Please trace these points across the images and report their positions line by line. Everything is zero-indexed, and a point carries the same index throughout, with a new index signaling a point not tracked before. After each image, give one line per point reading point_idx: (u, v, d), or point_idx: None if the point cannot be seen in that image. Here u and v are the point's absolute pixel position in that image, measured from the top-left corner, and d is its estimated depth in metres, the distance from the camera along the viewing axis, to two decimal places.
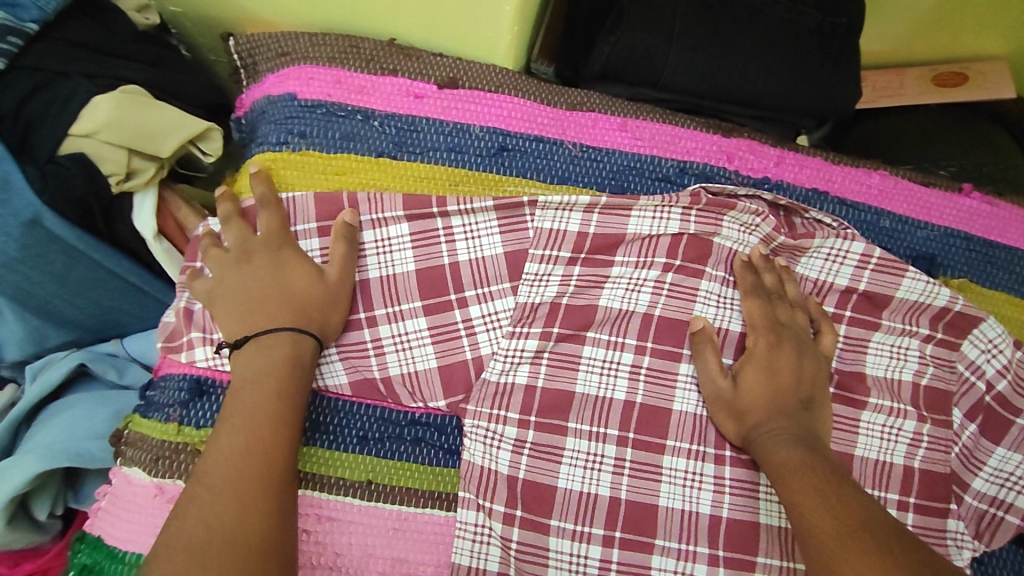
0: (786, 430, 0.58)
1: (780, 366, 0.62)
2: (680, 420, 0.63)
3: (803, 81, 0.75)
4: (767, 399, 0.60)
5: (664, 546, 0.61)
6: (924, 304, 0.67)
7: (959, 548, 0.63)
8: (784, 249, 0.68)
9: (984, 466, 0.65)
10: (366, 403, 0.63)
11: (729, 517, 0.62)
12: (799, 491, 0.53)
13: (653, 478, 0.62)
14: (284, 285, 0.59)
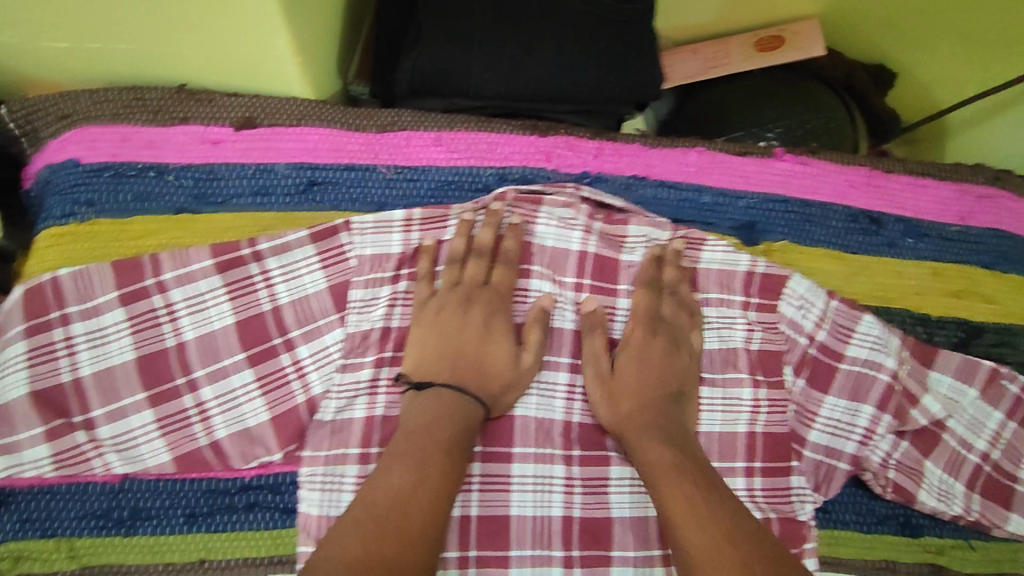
0: (656, 426, 0.61)
1: (654, 359, 0.65)
2: (523, 425, 0.65)
3: (609, 70, 0.75)
4: (641, 396, 0.63)
5: (518, 556, 0.62)
6: (731, 270, 0.71)
7: (802, 502, 0.66)
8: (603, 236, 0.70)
9: (817, 418, 0.69)
10: (193, 477, 0.60)
11: (581, 515, 0.64)
12: (670, 494, 0.56)
13: (501, 490, 0.63)
14: (483, 351, 0.62)
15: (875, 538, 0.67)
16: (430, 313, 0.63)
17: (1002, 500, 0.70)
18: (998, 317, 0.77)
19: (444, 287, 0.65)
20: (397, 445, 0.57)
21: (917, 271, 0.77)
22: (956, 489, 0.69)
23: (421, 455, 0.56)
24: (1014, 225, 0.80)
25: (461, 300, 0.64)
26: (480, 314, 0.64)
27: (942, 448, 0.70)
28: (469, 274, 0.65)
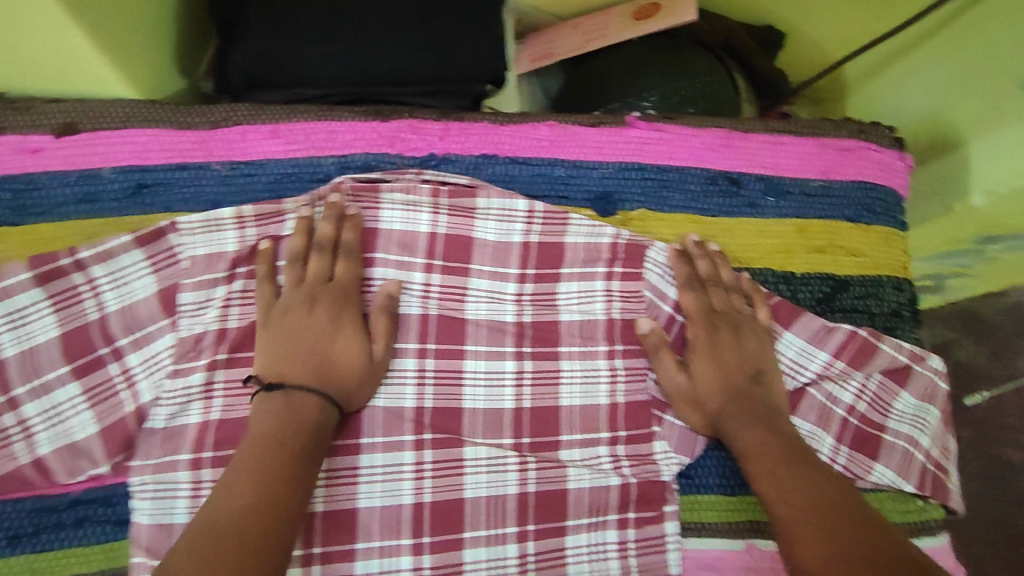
0: (748, 411, 0.64)
1: (301, 325, 0.60)
2: (371, 416, 0.63)
3: (446, 49, 0.74)
4: (733, 382, 0.66)
5: (366, 549, 0.62)
6: (595, 243, 0.70)
7: (667, 465, 0.66)
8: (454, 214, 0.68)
9: None
10: (13, 498, 0.60)
11: (430, 500, 0.63)
12: (772, 474, 0.60)
13: (348, 482, 0.62)
14: (330, 350, 0.61)
15: (741, 499, 0.67)
16: (274, 318, 0.61)
17: (868, 451, 0.70)
18: (863, 270, 0.76)
19: (289, 286, 0.62)
20: (244, 454, 0.55)
21: (780, 228, 0.76)
22: (825, 440, 0.69)
23: (268, 461, 0.54)
24: (876, 176, 0.79)
25: (305, 300, 0.61)
26: (326, 311, 0.61)
27: (810, 403, 0.70)
28: (313, 271, 0.63)
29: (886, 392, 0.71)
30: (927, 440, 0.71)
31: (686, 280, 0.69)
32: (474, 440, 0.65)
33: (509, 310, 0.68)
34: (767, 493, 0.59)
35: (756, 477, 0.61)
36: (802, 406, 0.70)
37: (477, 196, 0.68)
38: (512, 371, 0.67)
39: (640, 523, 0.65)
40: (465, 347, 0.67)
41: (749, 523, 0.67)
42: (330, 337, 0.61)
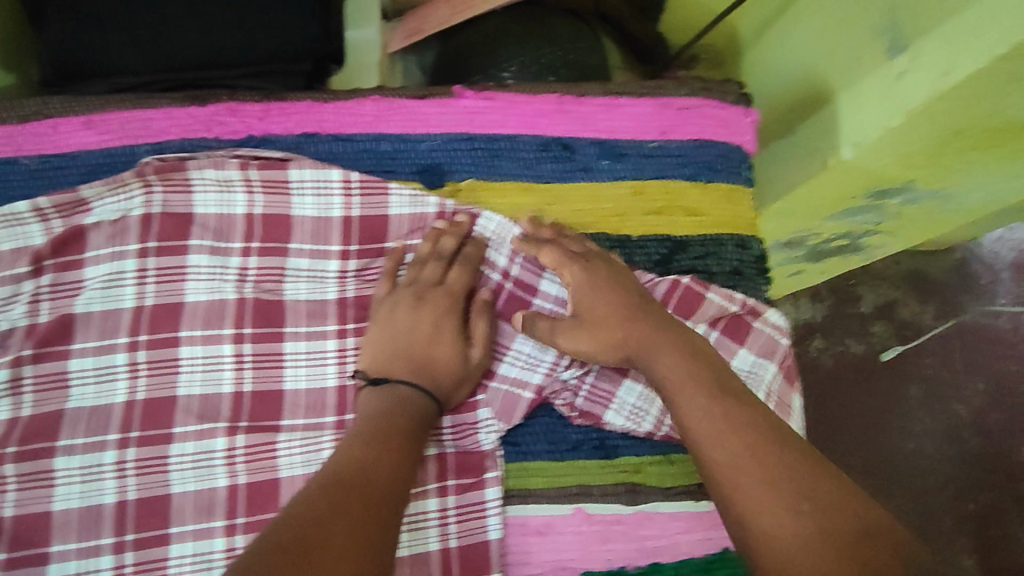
0: (654, 332, 0.61)
1: (409, 322, 0.65)
2: (185, 403, 0.65)
3: (255, 29, 0.74)
4: (628, 329, 0.62)
5: (179, 532, 0.63)
6: (420, 214, 0.68)
7: (487, 432, 0.68)
8: (270, 191, 0.66)
9: (508, 351, 0.69)
10: None
11: (245, 482, 0.64)
12: (694, 413, 0.55)
13: (159, 470, 0.64)
14: (432, 338, 0.65)
15: (568, 465, 0.69)
16: (385, 312, 0.65)
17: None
18: (702, 229, 0.76)
19: (402, 284, 0.66)
20: (375, 423, 0.61)
21: (615, 191, 0.75)
22: (656, 402, 0.69)
23: (385, 435, 0.59)
24: (718, 133, 0.78)
25: (413, 298, 0.65)
26: (432, 309, 0.65)
27: (641, 363, 0.70)
28: (426, 275, 0.66)
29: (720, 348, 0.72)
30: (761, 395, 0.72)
31: (561, 259, 0.65)
32: (291, 422, 0.66)
33: (331, 290, 0.68)
34: (697, 434, 0.55)
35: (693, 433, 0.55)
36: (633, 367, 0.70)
37: (289, 167, 0.66)
38: (334, 350, 0.68)
39: (459, 490, 0.66)
40: (283, 329, 0.67)
41: (577, 488, 0.68)
42: (426, 329, 0.65)
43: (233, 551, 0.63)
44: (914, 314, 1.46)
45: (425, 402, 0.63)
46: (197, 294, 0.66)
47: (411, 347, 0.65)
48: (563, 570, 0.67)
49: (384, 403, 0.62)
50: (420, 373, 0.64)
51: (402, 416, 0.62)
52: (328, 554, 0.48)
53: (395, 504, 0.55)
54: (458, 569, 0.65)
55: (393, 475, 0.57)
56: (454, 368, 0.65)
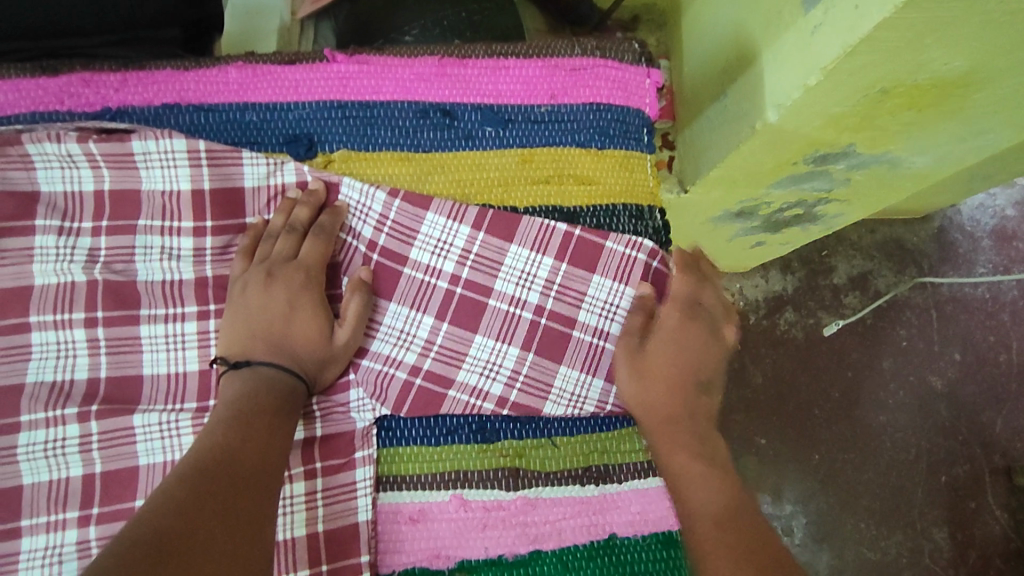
0: (679, 415, 0.63)
1: (261, 302, 0.62)
2: (33, 392, 0.61)
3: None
4: (677, 402, 0.63)
5: (32, 525, 0.59)
6: (271, 186, 0.66)
7: (359, 412, 0.64)
8: (115, 165, 0.63)
9: (379, 327, 0.66)
10: None
11: (102, 470, 0.61)
12: (681, 452, 0.61)
13: (8, 462, 0.60)
14: (289, 314, 0.62)
15: (443, 450, 0.64)
16: (238, 293, 0.63)
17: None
18: (594, 200, 0.71)
19: (255, 262, 0.64)
20: (237, 406, 0.57)
21: (500, 158, 0.71)
22: (593, 385, 0.67)
23: (250, 420, 0.56)
24: (613, 96, 0.73)
25: (264, 275, 0.63)
26: (286, 284, 0.62)
27: (574, 348, 0.67)
28: (278, 249, 0.64)
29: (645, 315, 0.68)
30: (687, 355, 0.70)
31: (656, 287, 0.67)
32: (147, 406, 0.62)
33: (185, 269, 0.64)
34: (676, 479, 0.60)
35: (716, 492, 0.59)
36: (566, 352, 0.67)
37: (130, 139, 0.63)
38: (193, 333, 0.64)
39: (327, 471, 0.62)
40: (139, 312, 0.63)
41: (454, 474, 0.64)
42: (281, 305, 0.62)
43: (87, 543, 0.59)
44: (889, 284, 1.40)
45: (289, 380, 0.60)
46: (45, 277, 0.62)
47: (268, 325, 0.61)
48: (437, 559, 0.62)
49: (239, 388, 0.59)
50: (277, 352, 0.61)
51: (265, 397, 0.58)
52: (202, 543, 0.46)
53: (269, 486, 0.54)
54: (325, 557, 0.60)
55: (264, 453, 0.55)
56: (315, 344, 0.62)
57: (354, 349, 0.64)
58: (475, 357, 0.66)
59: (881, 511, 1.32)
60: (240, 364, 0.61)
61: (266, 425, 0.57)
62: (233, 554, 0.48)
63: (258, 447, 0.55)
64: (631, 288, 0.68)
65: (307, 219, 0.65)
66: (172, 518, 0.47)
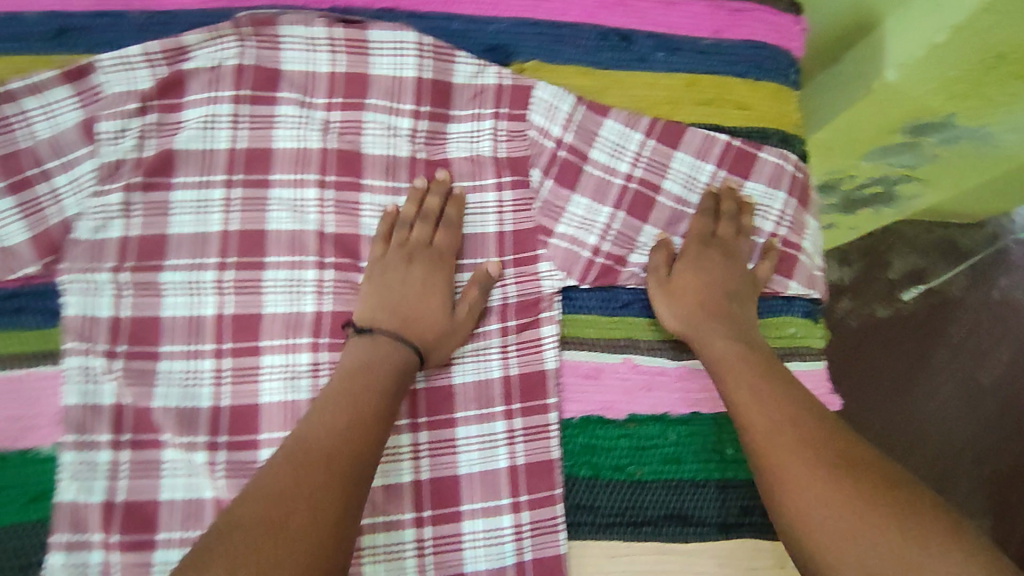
0: (718, 326, 0.69)
1: (400, 279, 0.69)
2: (275, 237, 0.70)
3: None
4: (705, 312, 0.70)
5: (270, 346, 0.68)
6: (479, 85, 0.75)
7: (550, 281, 0.72)
8: (351, 51, 0.73)
9: (565, 212, 0.74)
10: None
11: (331, 307, 0.70)
12: (738, 383, 0.64)
13: (255, 291, 0.69)
14: (416, 296, 0.69)
15: (616, 320, 0.73)
16: (379, 272, 0.69)
17: (785, 271, 0.76)
18: (749, 123, 0.80)
19: (393, 246, 0.71)
20: (351, 378, 0.62)
21: (669, 80, 0.80)
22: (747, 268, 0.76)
23: (343, 394, 0.61)
24: (768, 36, 0.82)
25: (404, 257, 0.70)
26: (423, 266, 0.70)
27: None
28: (417, 235, 0.71)
29: (793, 221, 0.78)
30: (821, 262, 0.80)
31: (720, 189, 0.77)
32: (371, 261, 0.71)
33: (403, 147, 0.73)
34: (739, 404, 0.63)
35: (756, 436, 0.61)
36: None
37: (368, 28, 0.72)
38: (405, 203, 0.73)
39: (520, 328, 0.71)
40: (362, 179, 0.72)
41: (627, 340, 0.73)
42: (400, 274, 0.69)
43: (318, 365, 0.68)
44: (944, 283, 1.42)
45: (406, 354, 0.65)
46: (285, 141, 0.72)
47: (426, 295, 0.69)
48: (610, 410, 0.71)
49: (356, 358, 0.64)
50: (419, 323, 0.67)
51: (406, 369, 0.64)
52: (289, 515, 0.51)
53: (378, 444, 0.59)
54: (518, 397, 0.69)
55: (365, 425, 0.59)
56: (437, 326, 0.68)
57: (469, 328, 0.70)
58: (645, 243, 0.75)
59: (936, 501, 1.28)
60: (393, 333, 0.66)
61: (377, 404, 0.61)
62: (314, 526, 0.51)
63: (356, 430, 0.58)
64: (783, 194, 0.78)
65: (436, 208, 0.72)
66: (260, 510, 0.51)
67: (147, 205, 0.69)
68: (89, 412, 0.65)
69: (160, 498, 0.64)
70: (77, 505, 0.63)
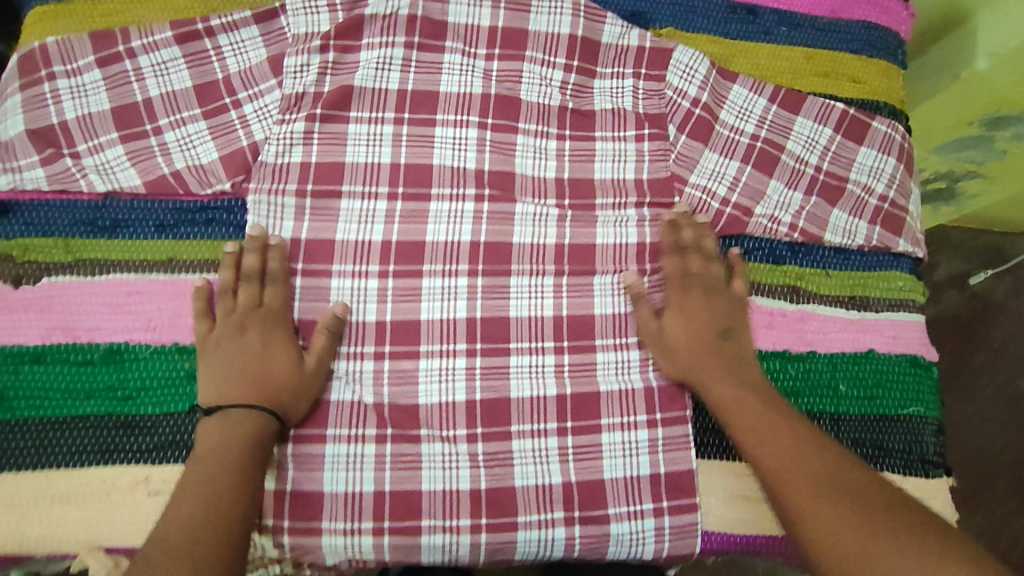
0: (712, 364, 0.72)
1: (235, 347, 0.68)
2: (440, 171, 0.77)
3: None
4: (694, 339, 0.73)
5: (431, 270, 0.75)
6: (624, 45, 0.83)
7: None
8: (513, 7, 0.81)
9: (696, 164, 0.81)
10: (160, 199, 0.74)
11: (486, 238, 0.77)
12: (728, 394, 0.70)
13: (421, 220, 0.76)
14: (264, 360, 0.68)
15: None
16: (211, 345, 0.68)
17: (895, 229, 0.83)
18: (861, 95, 0.88)
19: (218, 316, 0.70)
20: (211, 438, 0.63)
21: (791, 52, 0.87)
22: (861, 225, 0.83)
23: (208, 455, 0.62)
24: (879, 19, 0.90)
25: (236, 325, 0.69)
26: (257, 333, 0.69)
27: (845, 198, 0.83)
28: (241, 302, 0.70)
29: (901, 185, 0.85)
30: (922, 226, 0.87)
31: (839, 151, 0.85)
32: (523, 200, 0.78)
33: (556, 97, 0.81)
34: (748, 435, 0.67)
35: (772, 472, 0.64)
36: (840, 201, 0.83)
37: None
38: (554, 148, 0.80)
39: (657, 268, 0.79)
40: (517, 124, 0.79)
41: (750, 283, 0.81)
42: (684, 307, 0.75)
43: (475, 288, 0.76)
44: (986, 288, 1.41)
45: (262, 417, 0.65)
46: (449, 85, 0.79)
47: (661, 338, 0.74)
48: None
49: (212, 426, 0.64)
50: (685, 357, 0.73)
51: (226, 435, 0.63)
52: (188, 539, 0.56)
53: (241, 488, 0.61)
54: None
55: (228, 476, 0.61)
56: (696, 356, 0.72)
57: (317, 382, 0.70)
58: (770, 197, 0.82)
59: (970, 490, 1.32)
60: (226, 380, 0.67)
61: (246, 457, 0.62)
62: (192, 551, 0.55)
63: (223, 480, 0.60)
64: (892, 160, 0.85)
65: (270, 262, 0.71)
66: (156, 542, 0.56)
67: (325, 135, 0.76)
68: None
69: (330, 399, 0.72)
70: None
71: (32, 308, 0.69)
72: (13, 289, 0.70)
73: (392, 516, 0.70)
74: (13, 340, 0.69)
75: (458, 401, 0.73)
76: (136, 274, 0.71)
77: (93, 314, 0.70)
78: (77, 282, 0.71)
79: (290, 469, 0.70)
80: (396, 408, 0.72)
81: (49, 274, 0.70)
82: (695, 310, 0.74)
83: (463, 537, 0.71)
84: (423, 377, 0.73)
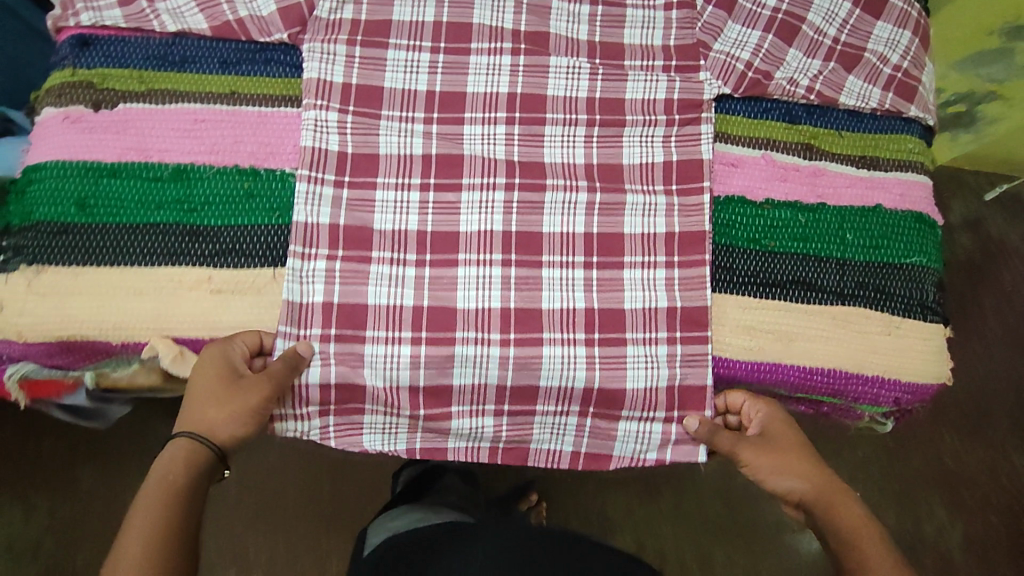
0: (839, 493, 0.73)
1: (198, 393, 0.69)
2: (479, 29, 0.84)
3: None
4: (811, 473, 0.74)
5: (471, 118, 0.82)
6: None
7: (710, 85, 0.85)
8: None
9: (721, 34, 0.86)
10: (226, 41, 0.81)
11: (521, 90, 0.83)
12: (847, 520, 0.70)
13: (461, 73, 0.83)
14: (214, 404, 0.68)
15: (759, 122, 0.87)
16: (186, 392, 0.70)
17: (907, 96, 0.88)
18: None
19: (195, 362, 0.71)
20: (154, 477, 0.65)
21: None
22: (874, 92, 0.88)
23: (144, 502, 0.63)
24: None
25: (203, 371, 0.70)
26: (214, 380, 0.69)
27: (862, 65, 0.88)
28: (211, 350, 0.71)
29: (916, 57, 0.89)
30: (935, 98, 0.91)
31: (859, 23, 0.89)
32: (557, 55, 0.84)
33: None
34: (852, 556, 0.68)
35: None
36: (856, 69, 0.88)
37: None
38: (586, 12, 0.86)
39: (683, 122, 0.84)
40: None
41: (766, 139, 0.86)
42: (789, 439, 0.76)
43: (511, 136, 0.82)
44: (1001, 231, 1.43)
45: (193, 458, 0.67)
46: None
47: (772, 438, 0.76)
48: (750, 193, 0.84)
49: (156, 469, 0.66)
50: (814, 477, 0.73)
51: (170, 485, 0.64)
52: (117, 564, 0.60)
53: (169, 533, 0.62)
54: (676, 179, 0.83)
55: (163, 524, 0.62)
56: (822, 483, 0.73)
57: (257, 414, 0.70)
58: (789, 63, 0.87)
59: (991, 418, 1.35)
60: (198, 436, 0.68)
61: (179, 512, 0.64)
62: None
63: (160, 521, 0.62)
64: (908, 34, 0.90)
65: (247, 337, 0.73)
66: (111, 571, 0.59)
67: None
68: (319, 154, 0.78)
69: (373, 227, 0.78)
70: (308, 227, 0.77)
71: (109, 130, 0.77)
72: (92, 112, 0.77)
73: (428, 328, 0.77)
74: (91, 156, 0.76)
75: (495, 230, 0.80)
76: (203, 103, 0.79)
77: (164, 138, 0.77)
78: (149, 109, 0.78)
79: (336, 283, 0.77)
80: (436, 237, 0.79)
81: (125, 101, 0.78)
82: (801, 449, 0.76)
83: (493, 349, 0.77)
84: (464, 208, 0.80)
